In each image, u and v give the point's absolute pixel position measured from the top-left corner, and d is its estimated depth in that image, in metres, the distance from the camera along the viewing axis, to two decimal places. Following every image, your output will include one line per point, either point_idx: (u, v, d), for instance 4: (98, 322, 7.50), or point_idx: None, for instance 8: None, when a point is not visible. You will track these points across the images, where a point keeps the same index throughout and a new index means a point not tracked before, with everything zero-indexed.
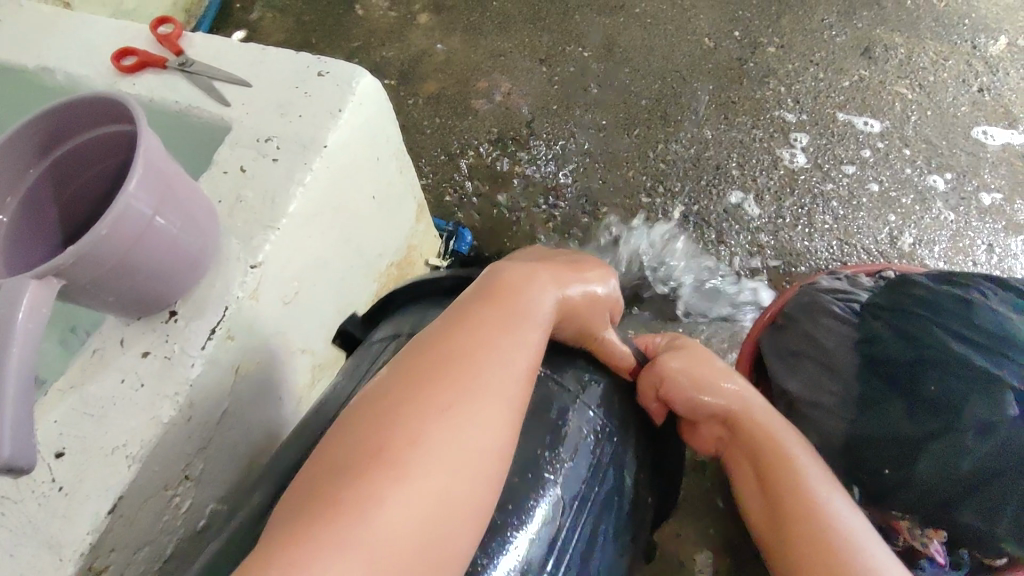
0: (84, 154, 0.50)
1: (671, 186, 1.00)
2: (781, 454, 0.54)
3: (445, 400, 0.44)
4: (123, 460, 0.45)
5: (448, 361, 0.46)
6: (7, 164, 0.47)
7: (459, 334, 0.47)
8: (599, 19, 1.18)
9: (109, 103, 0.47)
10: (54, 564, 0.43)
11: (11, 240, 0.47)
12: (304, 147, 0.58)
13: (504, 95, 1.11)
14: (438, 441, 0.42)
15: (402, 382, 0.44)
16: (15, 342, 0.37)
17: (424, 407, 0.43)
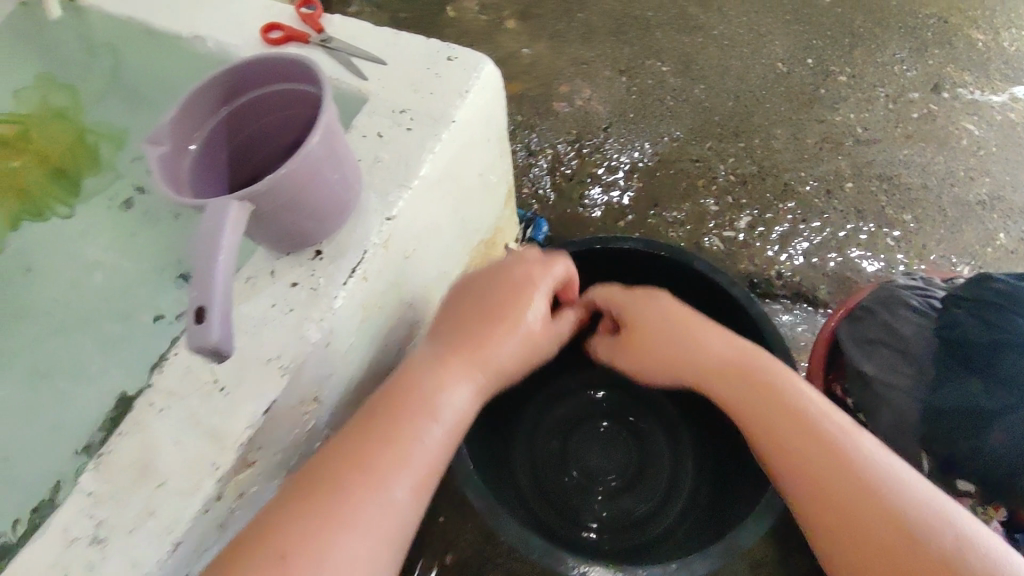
0: (260, 105, 0.58)
1: (739, 198, 1.04)
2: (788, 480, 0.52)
3: (358, 499, 0.49)
4: (277, 369, 0.52)
5: (352, 468, 0.50)
6: (201, 105, 0.54)
7: (351, 443, 0.52)
8: (678, 37, 1.25)
9: (295, 63, 0.54)
10: (217, 450, 0.49)
11: (194, 172, 0.55)
12: (435, 120, 0.65)
13: (585, 100, 1.18)
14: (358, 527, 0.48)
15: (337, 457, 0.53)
16: (223, 252, 0.44)
17: (334, 505, 0.49)
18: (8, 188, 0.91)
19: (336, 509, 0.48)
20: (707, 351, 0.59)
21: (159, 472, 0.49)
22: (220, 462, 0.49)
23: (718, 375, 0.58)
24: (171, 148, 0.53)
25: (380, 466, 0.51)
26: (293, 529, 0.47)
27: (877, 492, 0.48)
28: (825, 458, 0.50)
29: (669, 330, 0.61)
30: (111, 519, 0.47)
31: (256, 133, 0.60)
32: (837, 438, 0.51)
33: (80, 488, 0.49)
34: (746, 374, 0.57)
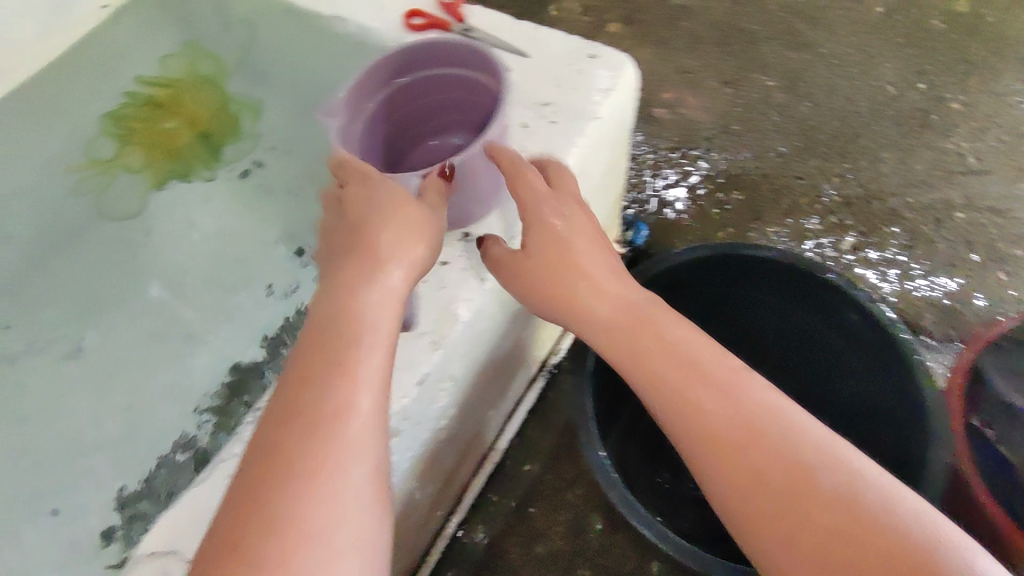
0: (422, 86, 0.65)
1: (843, 219, 1.03)
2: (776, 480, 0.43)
3: (295, 495, 0.39)
4: (429, 343, 0.54)
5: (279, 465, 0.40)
6: (371, 80, 0.60)
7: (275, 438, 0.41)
8: (785, 53, 1.24)
9: (462, 47, 0.60)
10: None
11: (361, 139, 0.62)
12: (579, 115, 0.66)
13: (687, 109, 1.18)
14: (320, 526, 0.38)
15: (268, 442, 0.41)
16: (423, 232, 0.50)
17: (269, 510, 0.38)
18: (157, 147, 0.91)
19: (270, 516, 0.38)
20: (598, 299, 0.54)
21: None
22: None
23: (614, 331, 0.53)
24: (348, 115, 0.59)
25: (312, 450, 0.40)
26: (248, 560, 0.37)
27: (790, 456, 0.44)
28: (730, 432, 0.46)
29: (552, 260, 0.54)
30: None
31: (412, 110, 0.67)
32: (741, 398, 0.47)
33: (241, 440, 0.51)
34: (632, 335, 0.52)
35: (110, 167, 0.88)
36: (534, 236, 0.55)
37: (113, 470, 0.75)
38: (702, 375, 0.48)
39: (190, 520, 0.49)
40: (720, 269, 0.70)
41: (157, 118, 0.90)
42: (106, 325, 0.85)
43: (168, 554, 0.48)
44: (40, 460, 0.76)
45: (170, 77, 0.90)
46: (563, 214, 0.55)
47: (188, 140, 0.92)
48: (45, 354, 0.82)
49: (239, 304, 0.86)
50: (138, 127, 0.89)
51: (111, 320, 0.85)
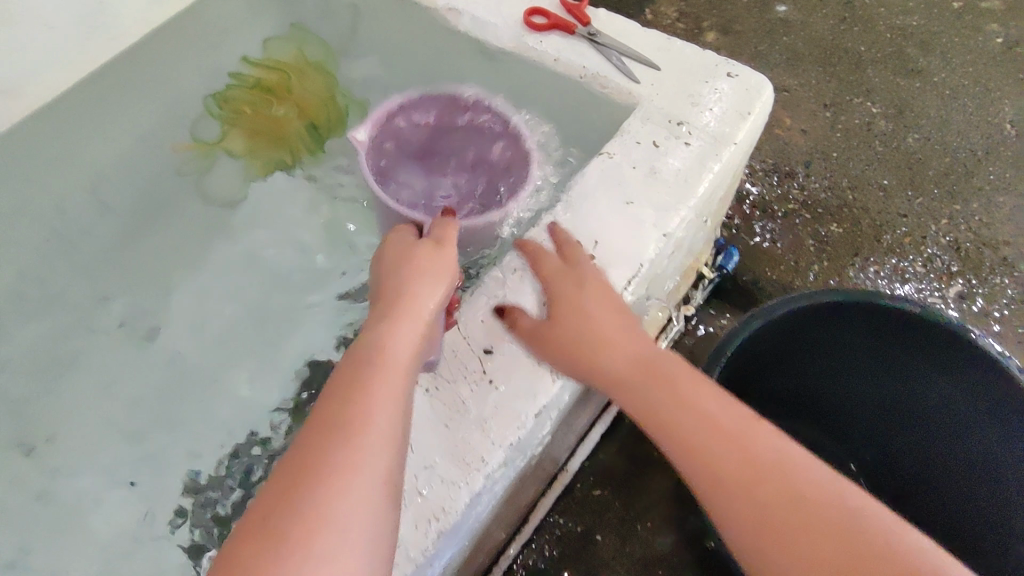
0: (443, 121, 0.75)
1: (949, 266, 0.96)
2: (789, 510, 0.45)
3: (316, 502, 0.39)
4: (548, 373, 0.51)
5: (317, 468, 0.40)
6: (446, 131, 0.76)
7: (295, 470, 0.41)
8: (894, 79, 1.16)
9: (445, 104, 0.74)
10: (487, 444, 0.48)
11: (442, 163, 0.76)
12: (714, 140, 0.62)
13: (784, 130, 1.11)
14: (339, 517, 0.39)
15: (308, 450, 0.41)
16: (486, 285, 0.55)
17: (300, 515, 0.39)
18: (263, 133, 0.86)
19: (305, 519, 0.38)
20: (611, 348, 0.54)
21: (425, 454, 0.48)
22: (489, 458, 0.48)
23: (625, 383, 0.54)
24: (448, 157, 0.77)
25: (332, 445, 0.41)
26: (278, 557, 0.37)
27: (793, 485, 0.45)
28: (735, 472, 0.47)
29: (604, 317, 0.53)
30: None
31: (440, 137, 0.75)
32: (753, 445, 0.48)
33: None
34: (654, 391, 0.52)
35: (213, 150, 0.87)
36: (561, 290, 0.53)
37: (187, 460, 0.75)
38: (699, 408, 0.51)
39: None
40: (852, 318, 0.66)
41: (266, 103, 0.86)
42: (180, 310, 0.83)
43: None
44: (117, 439, 0.77)
45: (281, 61, 0.88)
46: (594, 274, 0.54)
47: (296, 126, 0.86)
48: (123, 334, 0.81)
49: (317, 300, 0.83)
50: (245, 111, 0.86)
51: (186, 304, 0.83)
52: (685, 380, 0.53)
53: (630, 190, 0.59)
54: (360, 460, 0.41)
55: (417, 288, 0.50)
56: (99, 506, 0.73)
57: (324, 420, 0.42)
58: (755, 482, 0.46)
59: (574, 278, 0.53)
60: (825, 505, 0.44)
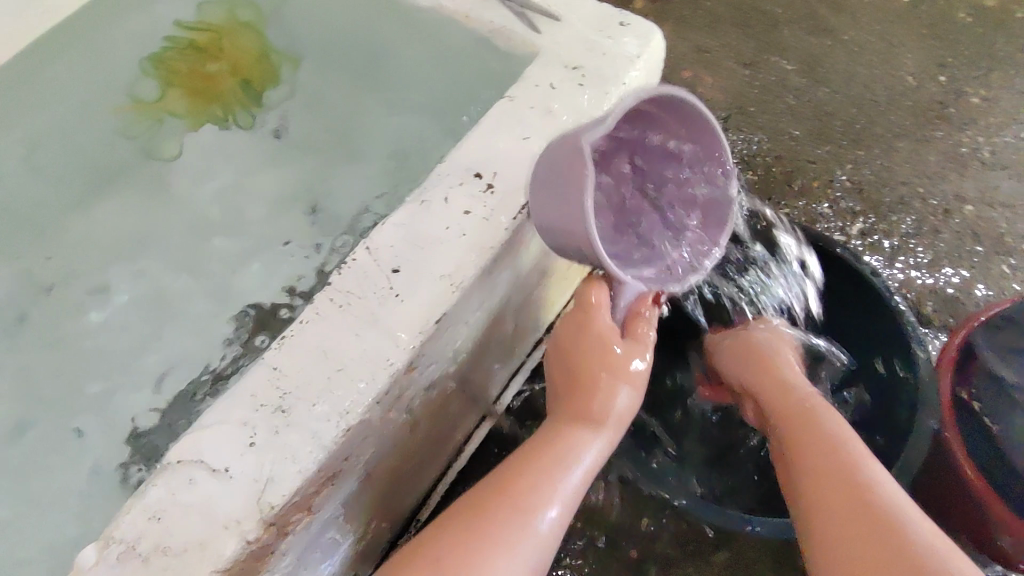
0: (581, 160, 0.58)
1: (853, 206, 1.05)
2: (840, 504, 0.52)
3: (493, 526, 0.53)
4: (448, 285, 0.57)
5: (497, 503, 0.55)
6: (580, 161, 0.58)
7: (486, 501, 0.56)
8: (807, 38, 1.24)
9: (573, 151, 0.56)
10: (393, 347, 0.54)
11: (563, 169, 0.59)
12: (606, 81, 0.69)
13: (704, 88, 1.18)
14: (510, 555, 0.52)
15: (495, 489, 0.56)
16: (397, 214, 0.60)
17: (478, 533, 0.53)
18: (197, 90, 0.91)
19: (479, 536, 0.53)
20: (786, 380, 0.68)
21: (338, 357, 0.54)
22: (395, 358, 0.54)
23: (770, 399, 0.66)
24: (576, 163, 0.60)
25: (510, 507, 0.55)
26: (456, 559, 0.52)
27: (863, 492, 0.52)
28: (812, 478, 0.56)
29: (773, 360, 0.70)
30: (294, 393, 0.52)
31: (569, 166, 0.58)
32: (839, 456, 0.56)
33: (266, 362, 0.54)
34: (794, 420, 0.63)
35: (152, 111, 0.90)
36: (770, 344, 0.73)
37: (126, 409, 0.77)
38: (811, 441, 0.59)
39: (214, 432, 0.51)
40: None
41: (200, 63, 0.91)
42: (122, 267, 0.86)
43: (193, 462, 0.50)
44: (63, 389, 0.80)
45: (212, 23, 0.91)
46: (775, 349, 0.72)
47: (228, 82, 0.91)
48: (67, 291, 0.84)
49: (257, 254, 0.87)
50: (179, 70, 0.91)
51: (127, 262, 0.86)
52: (827, 421, 0.60)
53: (529, 127, 0.65)
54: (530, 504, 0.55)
55: (596, 370, 0.62)
56: (41, 452, 0.75)
57: (514, 467, 0.58)
58: (829, 488, 0.54)
59: (775, 343, 0.73)
60: (872, 516, 0.50)
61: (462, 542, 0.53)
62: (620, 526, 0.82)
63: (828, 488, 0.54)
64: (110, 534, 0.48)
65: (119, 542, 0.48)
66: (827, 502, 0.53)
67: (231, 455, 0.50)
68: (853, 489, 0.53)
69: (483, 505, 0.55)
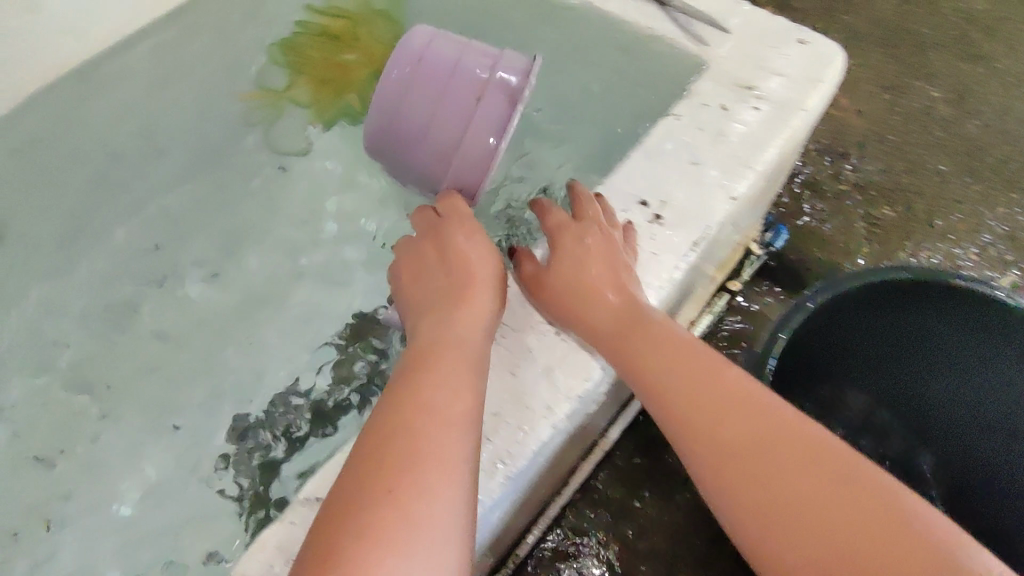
0: (436, 71, 0.57)
1: (1004, 255, 0.95)
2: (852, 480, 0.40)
3: (392, 452, 0.40)
4: None
5: (395, 429, 0.41)
6: (484, 108, 0.56)
7: (385, 421, 0.42)
8: (955, 63, 1.13)
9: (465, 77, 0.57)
10: (554, 393, 0.49)
11: (461, 103, 0.57)
12: (785, 105, 0.61)
13: (839, 110, 1.09)
14: (411, 492, 0.38)
15: (386, 407, 0.43)
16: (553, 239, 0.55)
17: (386, 467, 0.39)
18: (329, 81, 0.86)
19: (385, 468, 0.39)
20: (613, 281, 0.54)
21: (492, 399, 0.49)
22: (556, 407, 0.49)
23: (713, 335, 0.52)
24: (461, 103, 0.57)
25: (413, 425, 0.41)
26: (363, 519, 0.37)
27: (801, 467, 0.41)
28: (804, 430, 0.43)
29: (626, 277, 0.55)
30: None
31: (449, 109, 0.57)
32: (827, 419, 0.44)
33: None
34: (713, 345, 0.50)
35: (280, 99, 0.89)
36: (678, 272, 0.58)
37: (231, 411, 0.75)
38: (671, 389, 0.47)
39: None
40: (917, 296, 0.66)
41: (335, 51, 0.86)
42: (234, 262, 0.84)
43: None
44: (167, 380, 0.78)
45: (347, 10, 0.87)
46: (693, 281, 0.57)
47: (362, 74, 0.84)
48: (178, 283, 0.83)
49: (368, 255, 0.84)
50: (312, 57, 0.87)
51: (240, 256, 0.84)
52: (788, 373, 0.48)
53: (699, 153, 0.59)
54: (432, 421, 0.41)
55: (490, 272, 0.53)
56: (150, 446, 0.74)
57: (405, 377, 0.45)
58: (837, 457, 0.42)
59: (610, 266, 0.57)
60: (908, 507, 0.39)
61: (391, 483, 0.38)
62: None
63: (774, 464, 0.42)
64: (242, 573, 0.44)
65: None
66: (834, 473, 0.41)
67: None
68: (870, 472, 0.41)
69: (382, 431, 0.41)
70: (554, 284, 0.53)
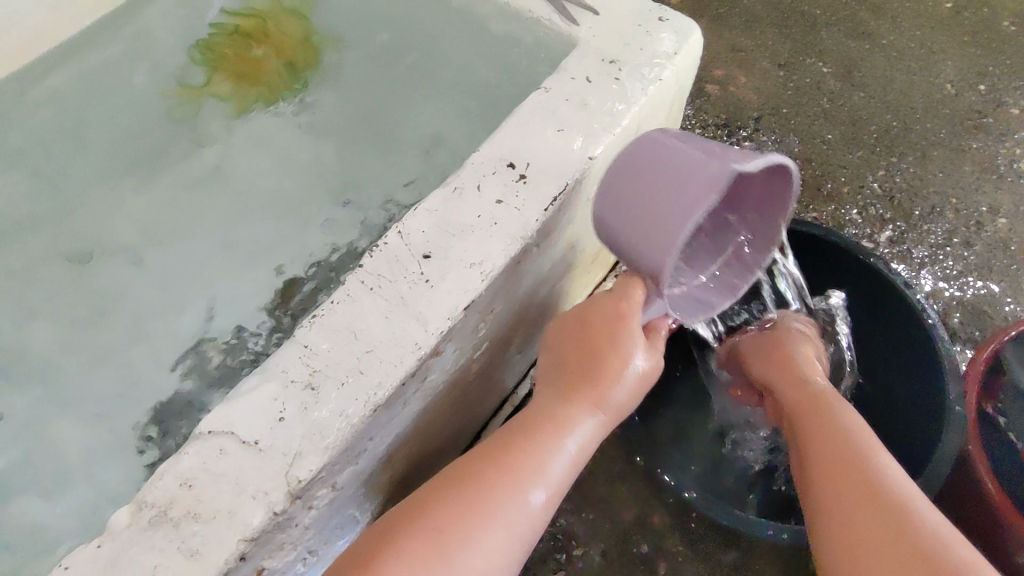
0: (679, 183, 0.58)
1: (881, 214, 1.03)
2: (881, 516, 0.51)
3: (479, 508, 0.53)
4: (478, 274, 0.57)
5: (485, 482, 0.54)
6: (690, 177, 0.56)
7: (482, 469, 0.55)
8: (844, 41, 1.22)
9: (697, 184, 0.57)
10: (422, 332, 0.55)
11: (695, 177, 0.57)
12: (643, 76, 0.69)
13: (737, 88, 1.16)
14: (483, 544, 0.52)
15: (486, 464, 0.55)
16: (427, 199, 0.61)
17: (470, 511, 0.53)
18: (245, 74, 0.92)
19: (473, 513, 0.53)
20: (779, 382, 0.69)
21: (367, 339, 0.54)
22: (423, 343, 0.54)
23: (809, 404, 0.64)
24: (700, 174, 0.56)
25: (498, 490, 0.54)
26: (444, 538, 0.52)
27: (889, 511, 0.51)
28: (838, 466, 0.56)
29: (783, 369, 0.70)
30: (323, 371, 0.53)
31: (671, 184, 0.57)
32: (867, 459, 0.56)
33: (296, 340, 0.55)
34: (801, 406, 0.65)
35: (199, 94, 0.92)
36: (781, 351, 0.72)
37: (146, 380, 0.78)
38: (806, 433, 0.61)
39: (243, 408, 0.52)
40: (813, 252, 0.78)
41: (247, 47, 0.92)
42: (155, 241, 0.87)
43: (225, 434, 0.51)
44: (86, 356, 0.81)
45: (258, 8, 0.92)
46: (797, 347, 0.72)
47: (275, 67, 0.92)
48: (100, 262, 0.86)
49: None
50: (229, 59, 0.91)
51: (160, 236, 0.87)
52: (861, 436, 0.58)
53: (564, 121, 0.66)
54: (511, 493, 0.54)
55: (610, 367, 0.59)
56: (65, 417, 0.76)
57: (512, 438, 0.57)
58: (874, 496, 0.52)
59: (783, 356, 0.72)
60: (908, 537, 0.49)
61: (455, 524, 0.52)
62: (633, 520, 0.83)
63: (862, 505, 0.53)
64: (142, 499, 0.50)
65: (150, 507, 0.49)
66: (849, 497, 0.53)
67: (261, 429, 0.51)
68: (888, 503, 0.52)
69: (473, 480, 0.54)
70: (426, 238, 0.59)
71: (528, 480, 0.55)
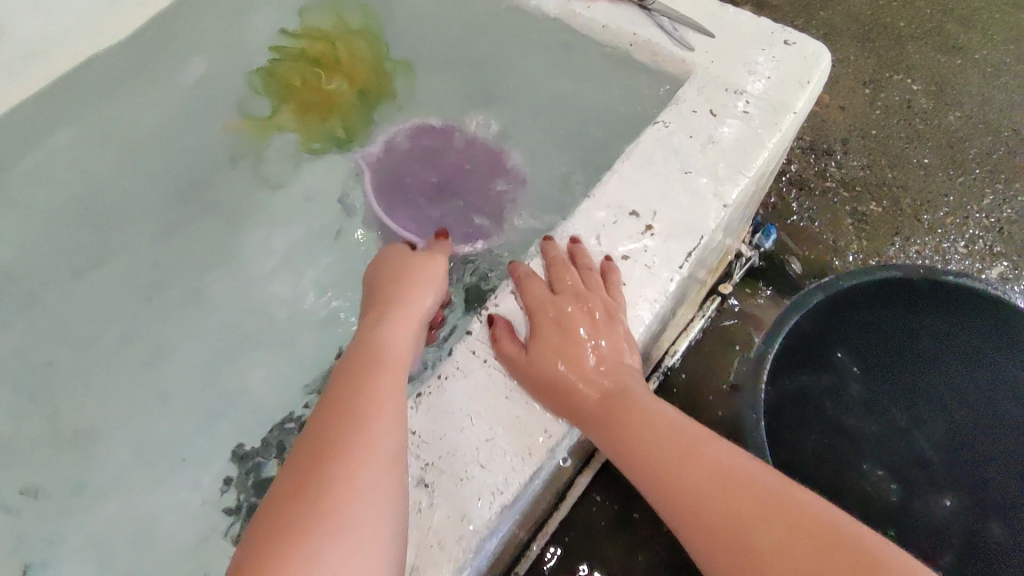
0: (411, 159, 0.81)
1: (990, 248, 0.95)
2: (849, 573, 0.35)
3: (318, 486, 0.39)
4: (609, 345, 0.50)
5: (322, 457, 0.41)
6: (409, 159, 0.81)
7: (311, 437, 0.43)
8: (935, 56, 1.13)
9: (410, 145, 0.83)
10: (549, 414, 0.48)
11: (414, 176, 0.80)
12: (773, 109, 0.61)
13: (821, 107, 1.08)
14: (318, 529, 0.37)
15: (325, 429, 0.43)
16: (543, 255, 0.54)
17: (308, 499, 0.39)
18: (313, 106, 0.83)
19: (311, 500, 0.39)
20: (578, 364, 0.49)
21: (487, 423, 0.47)
22: (551, 428, 0.47)
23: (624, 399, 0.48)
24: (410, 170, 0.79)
25: (334, 458, 0.41)
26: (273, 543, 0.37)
27: (772, 502, 0.39)
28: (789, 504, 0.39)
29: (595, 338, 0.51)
30: (437, 464, 0.46)
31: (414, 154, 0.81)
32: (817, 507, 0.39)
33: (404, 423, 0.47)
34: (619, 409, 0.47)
35: (260, 125, 0.86)
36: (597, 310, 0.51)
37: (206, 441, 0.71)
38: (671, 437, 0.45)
39: None
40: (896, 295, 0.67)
41: (316, 75, 0.84)
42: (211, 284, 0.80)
43: None
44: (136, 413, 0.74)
45: (322, 32, 0.86)
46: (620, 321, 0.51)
47: (348, 98, 0.83)
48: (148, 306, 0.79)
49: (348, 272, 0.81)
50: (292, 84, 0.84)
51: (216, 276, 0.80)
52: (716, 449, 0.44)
53: (689, 160, 0.58)
54: (349, 466, 0.40)
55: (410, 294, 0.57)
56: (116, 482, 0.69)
57: (336, 401, 0.45)
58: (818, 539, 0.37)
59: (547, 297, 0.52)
60: None
61: (300, 515, 0.38)
62: None
63: (705, 481, 0.42)
64: None
65: None
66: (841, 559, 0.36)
67: None
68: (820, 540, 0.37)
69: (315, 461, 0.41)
70: (545, 301, 0.52)
71: (380, 446, 0.42)
